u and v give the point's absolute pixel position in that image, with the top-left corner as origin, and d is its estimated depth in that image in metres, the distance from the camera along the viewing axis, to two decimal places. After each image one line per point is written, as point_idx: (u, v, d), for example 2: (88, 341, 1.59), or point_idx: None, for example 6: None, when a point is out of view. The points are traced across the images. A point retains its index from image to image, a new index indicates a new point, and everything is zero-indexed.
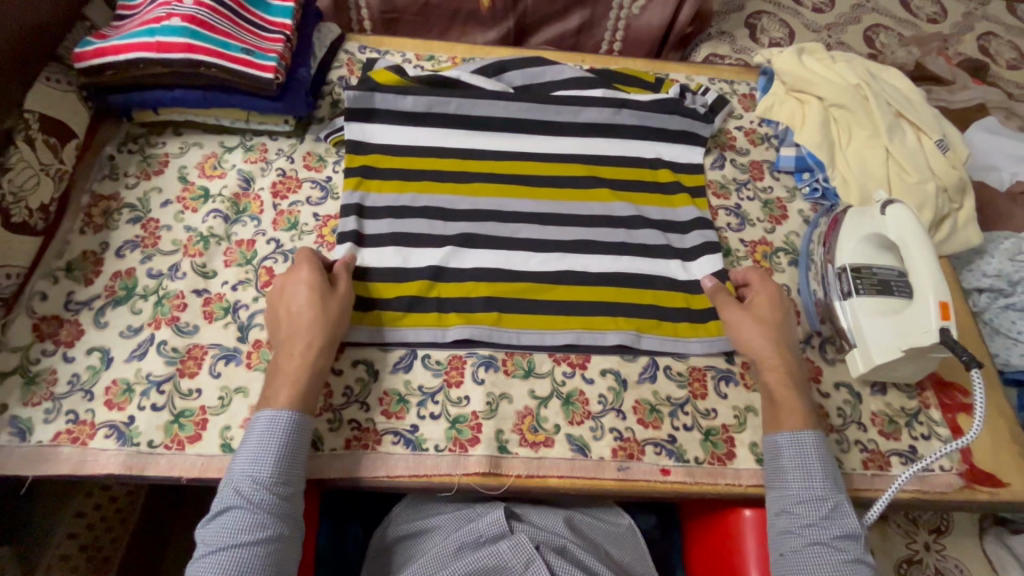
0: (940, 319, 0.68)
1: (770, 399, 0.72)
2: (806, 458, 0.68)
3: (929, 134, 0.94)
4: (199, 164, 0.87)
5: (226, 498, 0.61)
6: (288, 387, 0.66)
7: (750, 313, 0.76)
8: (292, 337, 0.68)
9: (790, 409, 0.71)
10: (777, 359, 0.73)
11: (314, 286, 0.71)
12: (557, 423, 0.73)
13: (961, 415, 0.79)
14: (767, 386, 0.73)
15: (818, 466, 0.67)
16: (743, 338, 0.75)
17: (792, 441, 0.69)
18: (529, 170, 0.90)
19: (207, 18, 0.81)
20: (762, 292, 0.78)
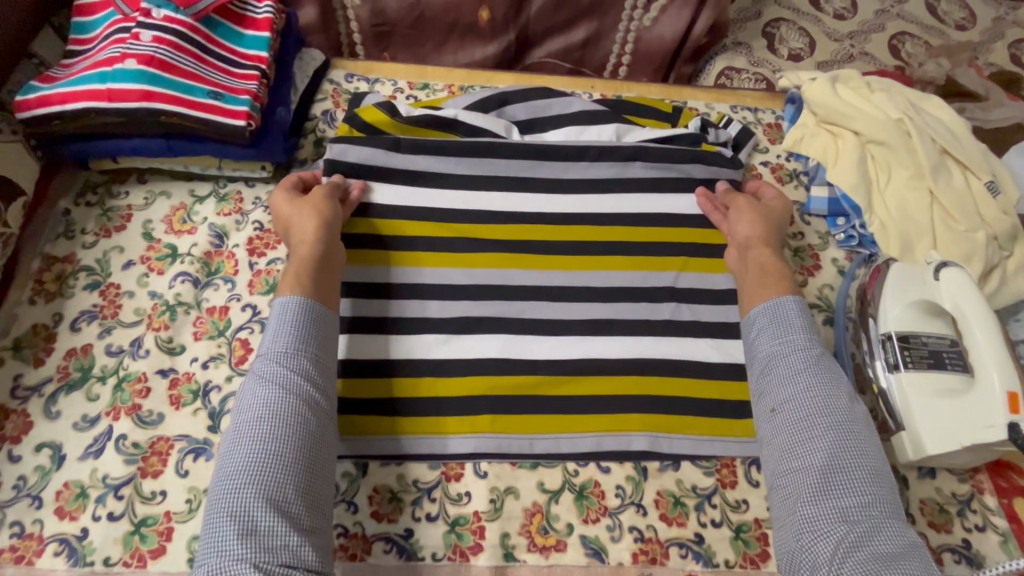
0: (1010, 413, 0.60)
1: (751, 283, 0.73)
2: (792, 315, 0.67)
3: (978, 175, 0.85)
4: (165, 218, 0.78)
5: (235, 473, 0.52)
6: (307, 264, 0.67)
7: (750, 208, 0.80)
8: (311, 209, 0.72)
9: (771, 283, 0.71)
10: (764, 246, 0.77)
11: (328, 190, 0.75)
12: (570, 522, 0.65)
13: (1019, 500, 0.71)
14: (755, 273, 0.74)
15: (800, 322, 0.67)
16: (742, 238, 0.78)
17: (774, 308, 0.68)
18: (535, 235, 0.80)
19: (168, 56, 0.71)
20: (769, 195, 0.84)
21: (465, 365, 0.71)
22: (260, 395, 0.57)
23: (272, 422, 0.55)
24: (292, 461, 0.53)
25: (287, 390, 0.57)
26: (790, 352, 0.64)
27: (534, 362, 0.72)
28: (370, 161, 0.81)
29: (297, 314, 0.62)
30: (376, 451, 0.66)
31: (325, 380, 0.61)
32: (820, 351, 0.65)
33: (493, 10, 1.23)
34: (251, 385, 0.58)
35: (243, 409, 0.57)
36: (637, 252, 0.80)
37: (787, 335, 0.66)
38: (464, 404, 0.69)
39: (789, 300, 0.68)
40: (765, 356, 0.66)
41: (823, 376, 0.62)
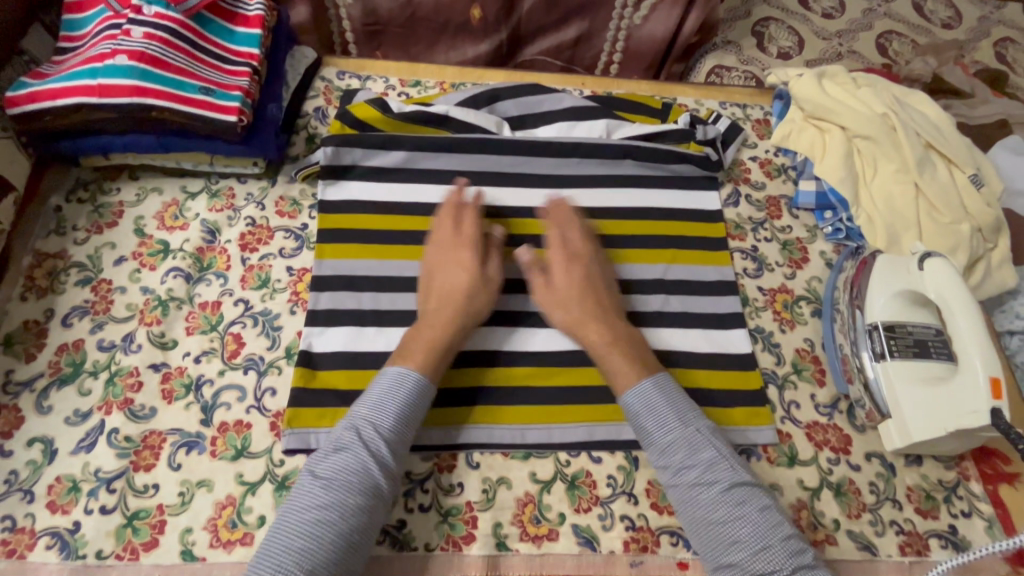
0: (992, 399, 0.61)
1: (604, 362, 0.67)
2: (653, 393, 0.64)
3: (962, 169, 0.87)
4: (157, 215, 0.78)
5: (286, 530, 0.54)
6: (453, 317, 0.67)
7: (556, 287, 0.71)
8: (462, 246, 0.72)
9: (627, 366, 0.66)
10: (598, 313, 0.69)
11: (478, 222, 0.75)
12: (562, 511, 0.65)
13: (1005, 486, 0.72)
14: (599, 351, 0.68)
15: (668, 405, 0.64)
16: (546, 283, 0.72)
17: (641, 399, 0.64)
18: (527, 229, 0.81)
19: (159, 52, 0.71)
20: (574, 236, 0.75)
21: (457, 356, 0.71)
22: (334, 447, 0.58)
23: (335, 481, 0.56)
24: (334, 544, 0.53)
25: (358, 452, 0.58)
26: (648, 409, 0.64)
27: (526, 354, 0.73)
28: (362, 156, 0.81)
29: (410, 388, 0.62)
30: None
31: (401, 448, 0.60)
32: (693, 429, 0.63)
33: (484, 9, 1.23)
34: (334, 441, 0.60)
35: (320, 464, 0.58)
36: (628, 246, 0.81)
37: (664, 423, 0.63)
38: (455, 395, 0.69)
39: (648, 386, 0.64)
40: (652, 445, 0.64)
41: (703, 465, 0.61)
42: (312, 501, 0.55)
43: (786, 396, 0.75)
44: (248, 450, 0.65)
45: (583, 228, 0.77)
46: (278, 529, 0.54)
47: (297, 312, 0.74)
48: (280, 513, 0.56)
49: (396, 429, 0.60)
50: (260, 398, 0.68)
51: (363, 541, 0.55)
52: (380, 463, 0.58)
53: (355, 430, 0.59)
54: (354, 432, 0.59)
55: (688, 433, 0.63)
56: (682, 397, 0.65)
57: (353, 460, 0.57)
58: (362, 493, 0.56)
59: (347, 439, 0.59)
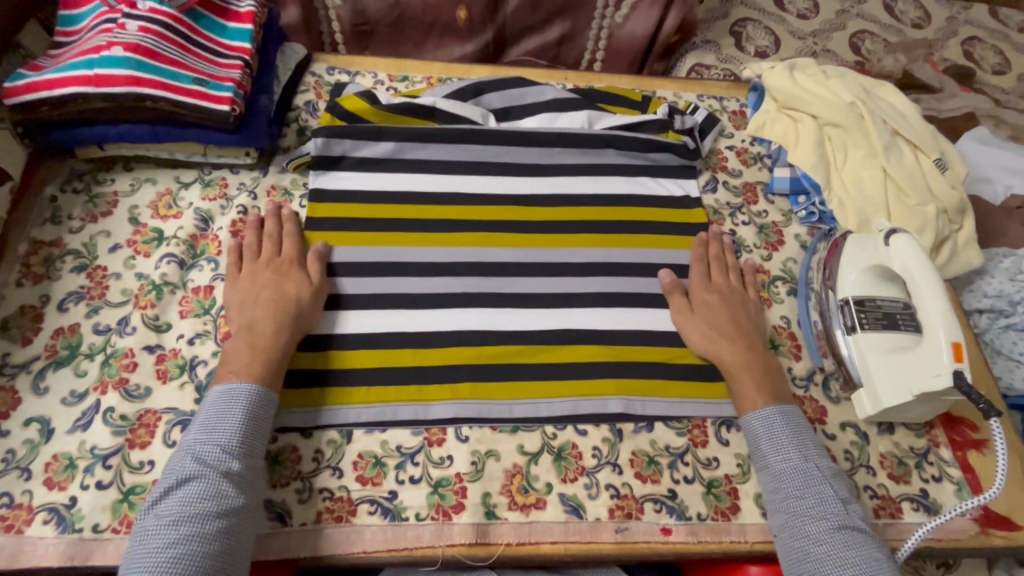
0: (954, 362, 0.65)
1: (733, 384, 0.72)
2: (778, 428, 0.67)
3: (927, 153, 0.91)
4: (151, 204, 0.80)
5: (140, 567, 0.52)
6: (272, 328, 0.67)
7: (695, 313, 0.77)
8: (270, 264, 0.73)
9: (754, 391, 0.70)
10: (735, 337, 0.74)
11: (296, 238, 0.76)
12: (549, 481, 0.67)
13: (972, 453, 0.75)
14: (730, 369, 0.73)
15: (790, 435, 0.67)
16: (686, 307, 0.78)
17: (763, 423, 0.68)
18: (513, 215, 0.84)
19: (153, 45, 0.74)
20: (720, 271, 0.82)
21: (445, 335, 0.74)
22: (178, 480, 0.56)
23: (194, 511, 0.55)
24: (197, 569, 0.52)
25: (206, 474, 0.57)
26: (774, 457, 0.66)
27: (512, 333, 0.75)
28: (351, 146, 0.84)
29: (241, 401, 0.62)
30: (359, 418, 0.68)
31: (254, 458, 0.60)
32: (812, 466, 0.65)
33: (470, 9, 1.27)
34: (173, 465, 0.58)
35: (161, 493, 0.56)
36: (610, 231, 0.85)
37: (783, 451, 0.66)
38: (444, 372, 0.72)
39: (773, 413, 0.68)
40: (766, 470, 0.67)
41: (812, 496, 0.63)
42: (167, 539, 0.53)
43: None
44: None
45: (730, 264, 0.83)
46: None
47: None
48: (126, 566, 0.53)
49: (242, 441, 0.60)
50: None
51: (233, 560, 0.55)
52: (230, 479, 0.57)
53: (196, 457, 0.58)
54: (197, 458, 0.58)
55: (797, 472, 0.65)
56: (812, 446, 0.67)
57: (207, 484, 0.56)
58: (220, 512, 0.55)
59: (191, 465, 0.57)
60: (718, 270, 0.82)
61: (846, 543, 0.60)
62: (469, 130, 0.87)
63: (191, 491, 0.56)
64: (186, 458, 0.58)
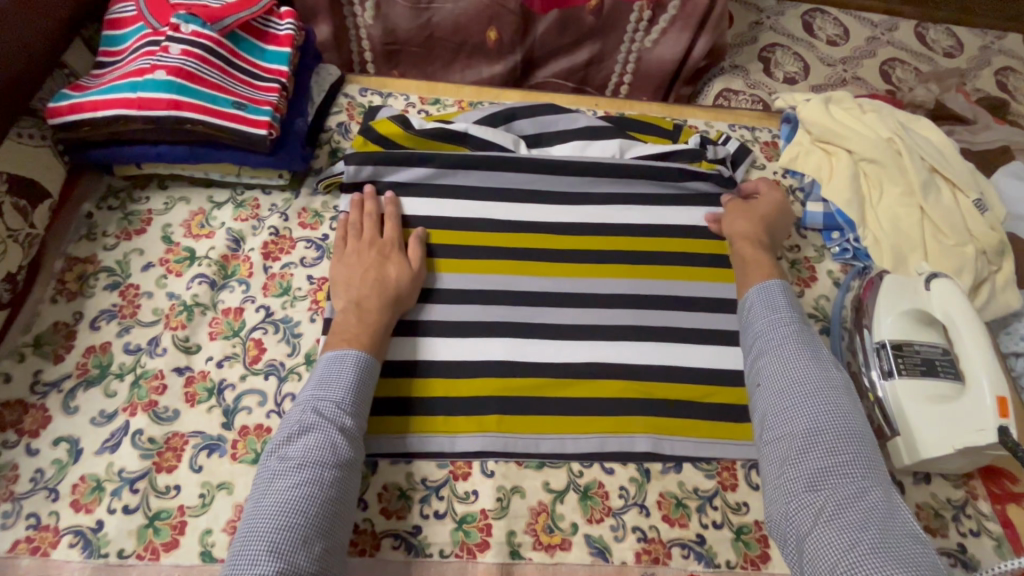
0: (1000, 417, 0.63)
1: (744, 264, 0.80)
2: (778, 298, 0.73)
3: (966, 193, 0.89)
4: (184, 223, 0.80)
5: (268, 507, 0.54)
6: (379, 304, 0.71)
7: (749, 212, 0.85)
8: (374, 245, 0.76)
9: (758, 270, 0.78)
10: (757, 239, 0.81)
11: (397, 221, 0.80)
12: (574, 521, 0.66)
13: (1012, 506, 0.72)
14: (744, 256, 0.80)
15: (787, 303, 0.72)
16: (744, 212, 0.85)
17: (763, 293, 0.74)
18: (542, 243, 0.83)
19: (195, 69, 0.74)
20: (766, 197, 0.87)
21: (473, 366, 0.73)
22: (295, 431, 0.59)
23: (309, 461, 0.57)
24: (318, 511, 0.54)
25: (324, 426, 0.59)
26: (772, 328, 0.70)
27: (539, 365, 0.74)
28: (383, 169, 0.84)
29: (356, 365, 0.65)
30: (387, 450, 0.67)
31: (362, 417, 0.63)
32: (800, 330, 0.69)
33: (500, 30, 1.28)
34: (292, 420, 0.60)
35: (284, 445, 0.58)
36: (638, 262, 0.84)
37: (774, 311, 0.71)
38: (473, 404, 0.71)
39: (775, 285, 0.74)
40: (755, 332, 0.71)
41: (809, 353, 0.66)
42: (289, 483, 0.55)
43: None
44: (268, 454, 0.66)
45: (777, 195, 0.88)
46: (256, 527, 0.53)
47: (316, 319, 0.76)
48: (250, 513, 0.54)
49: (354, 398, 0.63)
50: (279, 403, 0.69)
51: (344, 509, 0.57)
52: (345, 434, 0.60)
53: (315, 409, 0.60)
54: (315, 410, 0.60)
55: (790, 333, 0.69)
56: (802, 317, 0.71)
57: (325, 433, 0.59)
58: (338, 462, 0.58)
59: (308, 415, 0.60)
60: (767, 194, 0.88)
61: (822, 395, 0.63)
62: (500, 156, 0.87)
63: (305, 439, 0.58)
64: (301, 412, 0.60)
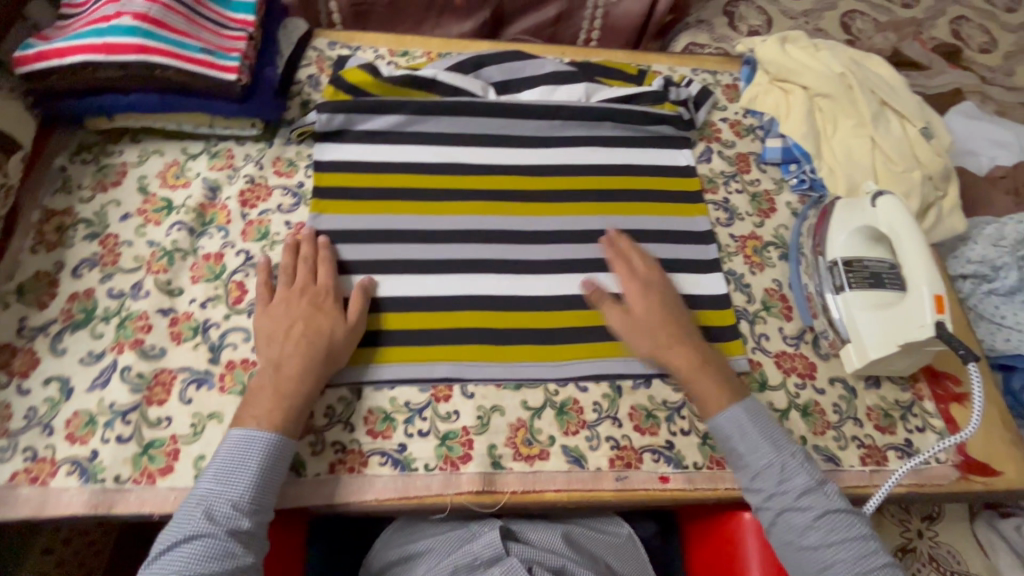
0: (936, 313, 0.68)
1: (691, 385, 0.71)
2: (744, 421, 0.68)
3: (913, 123, 0.94)
4: (160, 174, 0.82)
5: None
6: (302, 366, 0.65)
7: (634, 313, 0.75)
8: (304, 292, 0.71)
9: (715, 386, 0.70)
10: (679, 335, 0.73)
11: (330, 265, 0.75)
12: (552, 434, 0.70)
13: (955, 406, 0.79)
14: (683, 373, 0.71)
15: (759, 432, 0.67)
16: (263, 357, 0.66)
17: (731, 423, 0.68)
18: (513, 185, 0.87)
19: (161, 15, 0.75)
20: (625, 264, 0.80)
21: (451, 300, 0.77)
22: (183, 534, 0.56)
23: (199, 572, 0.54)
24: None
25: (213, 532, 0.56)
26: (760, 457, 0.66)
27: (516, 298, 0.78)
28: (356, 118, 0.87)
29: (258, 455, 0.60)
30: (373, 376, 0.70)
31: (265, 512, 0.60)
32: (776, 449, 0.68)
33: None
34: (187, 510, 0.58)
35: (171, 542, 0.56)
36: (606, 199, 0.88)
37: (756, 449, 0.67)
38: (453, 333, 0.74)
39: (740, 411, 0.68)
40: (744, 470, 0.67)
41: (777, 465, 0.66)
42: None
43: (757, 329, 0.81)
44: None
45: (636, 259, 0.80)
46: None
47: (296, 261, 0.78)
48: None
49: (251, 496, 0.59)
50: None
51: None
52: (240, 537, 0.57)
53: (206, 512, 0.57)
54: (209, 501, 0.58)
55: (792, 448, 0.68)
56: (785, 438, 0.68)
57: (214, 537, 0.56)
58: (230, 570, 0.55)
59: (194, 513, 0.57)
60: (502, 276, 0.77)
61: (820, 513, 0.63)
62: (469, 104, 0.90)
63: (189, 539, 0.56)
64: (191, 505, 0.58)
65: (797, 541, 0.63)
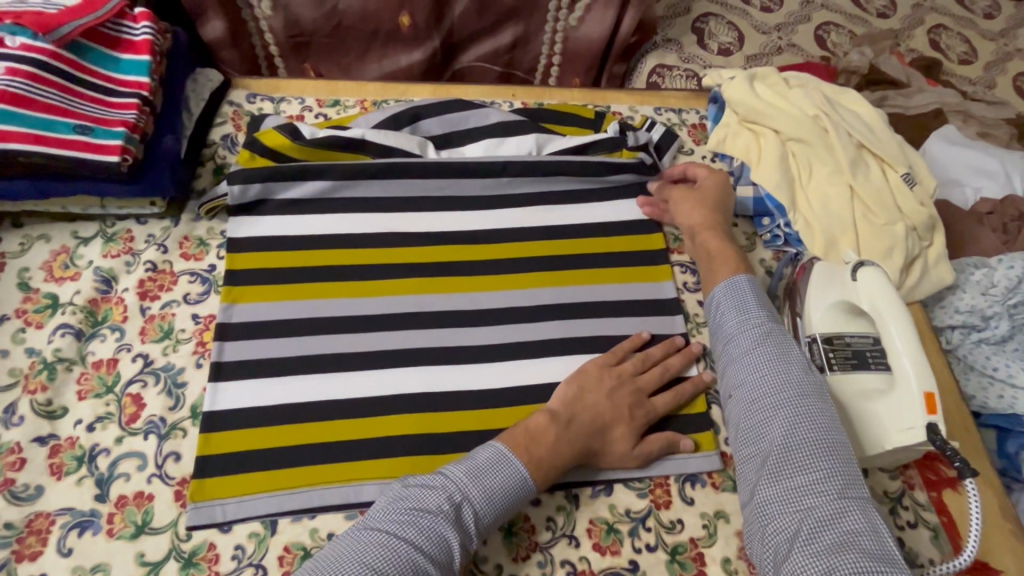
0: (927, 415, 0.62)
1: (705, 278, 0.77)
2: (745, 292, 0.71)
3: (894, 168, 0.86)
4: (45, 265, 0.71)
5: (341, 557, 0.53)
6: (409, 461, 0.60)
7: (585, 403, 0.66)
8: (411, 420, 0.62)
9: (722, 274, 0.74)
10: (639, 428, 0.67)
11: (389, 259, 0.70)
12: (498, 562, 0.61)
13: (949, 492, 0.71)
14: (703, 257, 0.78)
15: (753, 298, 0.71)
16: (528, 437, 0.63)
17: (730, 290, 0.72)
18: (455, 256, 0.78)
19: (24, 89, 0.64)
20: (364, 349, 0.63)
21: (382, 403, 0.67)
22: (426, 511, 0.56)
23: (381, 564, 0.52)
24: None
25: (429, 520, 0.56)
26: (753, 375, 0.65)
27: (458, 394, 0.69)
28: (273, 187, 0.76)
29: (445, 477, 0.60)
30: (290, 505, 0.61)
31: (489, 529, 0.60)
32: (775, 327, 0.68)
33: (413, 15, 1.18)
34: (418, 496, 0.58)
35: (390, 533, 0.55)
36: (560, 268, 0.79)
37: (755, 372, 0.65)
38: (383, 444, 0.65)
39: (743, 282, 0.72)
40: (739, 393, 0.65)
41: (782, 390, 0.62)
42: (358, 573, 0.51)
43: None
44: (149, 525, 0.59)
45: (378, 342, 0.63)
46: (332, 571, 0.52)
47: (203, 363, 0.68)
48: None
49: (489, 502, 0.59)
50: (162, 465, 0.62)
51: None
52: (458, 538, 0.57)
53: (454, 501, 0.58)
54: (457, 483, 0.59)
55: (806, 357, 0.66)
56: (776, 323, 0.69)
57: (437, 529, 0.56)
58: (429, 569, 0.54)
59: (441, 505, 0.57)
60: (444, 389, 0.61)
61: (805, 442, 0.58)
62: (403, 164, 0.80)
63: (409, 540, 0.54)
64: (408, 505, 0.57)
65: (779, 477, 0.58)
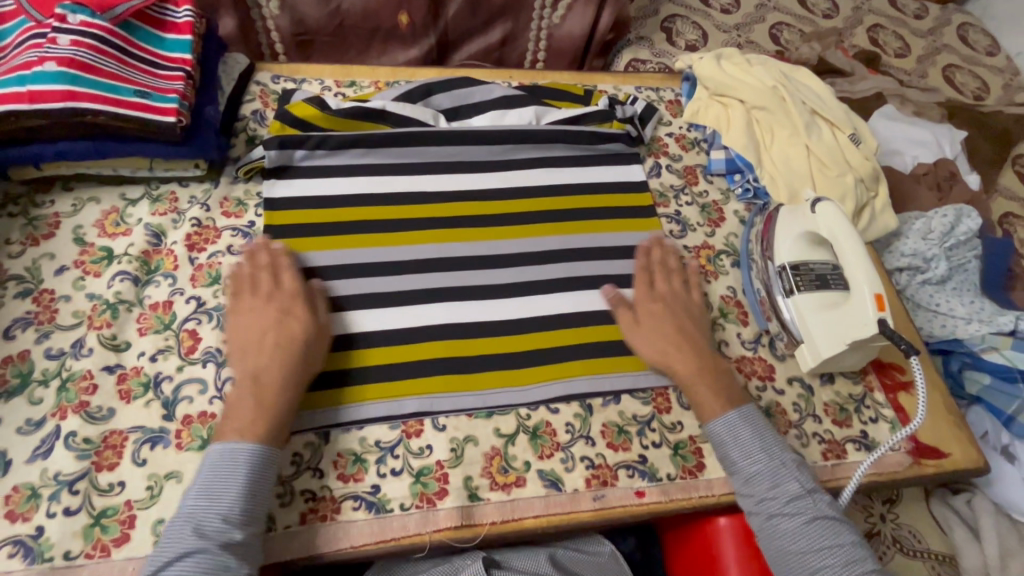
0: (878, 311, 0.73)
1: (690, 391, 0.73)
2: (741, 427, 0.70)
3: (842, 129, 1.00)
4: (97, 222, 0.78)
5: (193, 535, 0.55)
6: (279, 377, 0.65)
7: (644, 324, 0.77)
8: (273, 300, 0.70)
9: (715, 398, 0.72)
10: (683, 344, 0.75)
11: (294, 271, 0.73)
12: (527, 459, 0.70)
13: (902, 394, 0.84)
14: (683, 379, 0.74)
15: (752, 436, 0.69)
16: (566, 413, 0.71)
17: (726, 427, 0.70)
18: (470, 211, 0.87)
19: (89, 59, 0.72)
20: (259, 282, 0.72)
21: (415, 333, 0.76)
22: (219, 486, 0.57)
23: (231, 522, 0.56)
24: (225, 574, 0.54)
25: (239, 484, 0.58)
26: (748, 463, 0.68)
27: (482, 324, 0.78)
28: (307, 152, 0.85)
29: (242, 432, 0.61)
30: (339, 420, 0.69)
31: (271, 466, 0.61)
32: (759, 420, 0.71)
33: (412, 14, 1.29)
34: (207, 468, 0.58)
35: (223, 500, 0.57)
36: (563, 219, 0.89)
37: (749, 455, 0.69)
38: (418, 366, 0.73)
39: (736, 419, 0.70)
40: (738, 475, 0.69)
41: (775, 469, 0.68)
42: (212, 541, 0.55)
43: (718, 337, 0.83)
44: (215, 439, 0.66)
45: (279, 279, 0.72)
46: None
47: None
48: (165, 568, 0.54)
49: (244, 507, 0.58)
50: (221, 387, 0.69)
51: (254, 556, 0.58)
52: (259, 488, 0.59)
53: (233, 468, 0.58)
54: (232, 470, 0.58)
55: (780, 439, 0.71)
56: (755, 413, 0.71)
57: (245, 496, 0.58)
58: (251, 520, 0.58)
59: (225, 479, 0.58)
60: (266, 281, 0.72)
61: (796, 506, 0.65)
62: (420, 132, 0.90)
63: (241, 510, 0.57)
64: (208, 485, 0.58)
65: (787, 536, 0.64)
